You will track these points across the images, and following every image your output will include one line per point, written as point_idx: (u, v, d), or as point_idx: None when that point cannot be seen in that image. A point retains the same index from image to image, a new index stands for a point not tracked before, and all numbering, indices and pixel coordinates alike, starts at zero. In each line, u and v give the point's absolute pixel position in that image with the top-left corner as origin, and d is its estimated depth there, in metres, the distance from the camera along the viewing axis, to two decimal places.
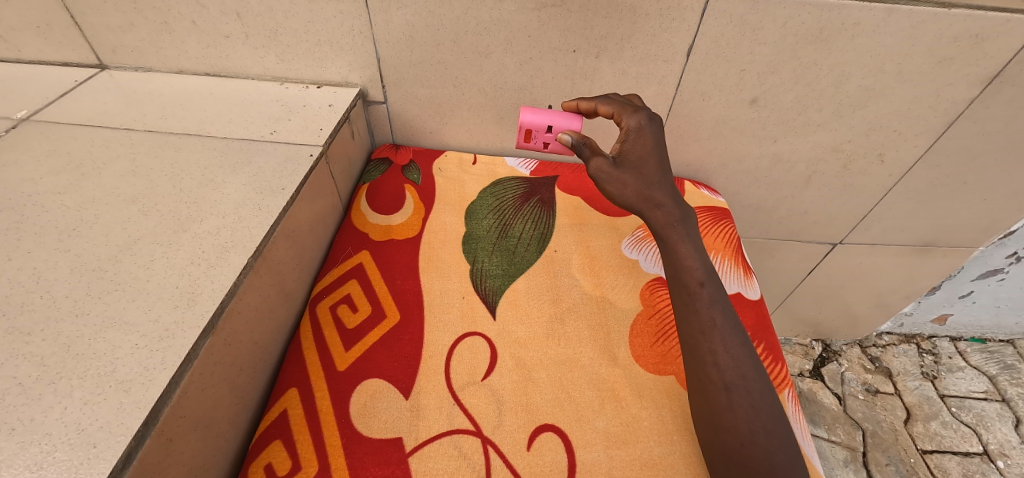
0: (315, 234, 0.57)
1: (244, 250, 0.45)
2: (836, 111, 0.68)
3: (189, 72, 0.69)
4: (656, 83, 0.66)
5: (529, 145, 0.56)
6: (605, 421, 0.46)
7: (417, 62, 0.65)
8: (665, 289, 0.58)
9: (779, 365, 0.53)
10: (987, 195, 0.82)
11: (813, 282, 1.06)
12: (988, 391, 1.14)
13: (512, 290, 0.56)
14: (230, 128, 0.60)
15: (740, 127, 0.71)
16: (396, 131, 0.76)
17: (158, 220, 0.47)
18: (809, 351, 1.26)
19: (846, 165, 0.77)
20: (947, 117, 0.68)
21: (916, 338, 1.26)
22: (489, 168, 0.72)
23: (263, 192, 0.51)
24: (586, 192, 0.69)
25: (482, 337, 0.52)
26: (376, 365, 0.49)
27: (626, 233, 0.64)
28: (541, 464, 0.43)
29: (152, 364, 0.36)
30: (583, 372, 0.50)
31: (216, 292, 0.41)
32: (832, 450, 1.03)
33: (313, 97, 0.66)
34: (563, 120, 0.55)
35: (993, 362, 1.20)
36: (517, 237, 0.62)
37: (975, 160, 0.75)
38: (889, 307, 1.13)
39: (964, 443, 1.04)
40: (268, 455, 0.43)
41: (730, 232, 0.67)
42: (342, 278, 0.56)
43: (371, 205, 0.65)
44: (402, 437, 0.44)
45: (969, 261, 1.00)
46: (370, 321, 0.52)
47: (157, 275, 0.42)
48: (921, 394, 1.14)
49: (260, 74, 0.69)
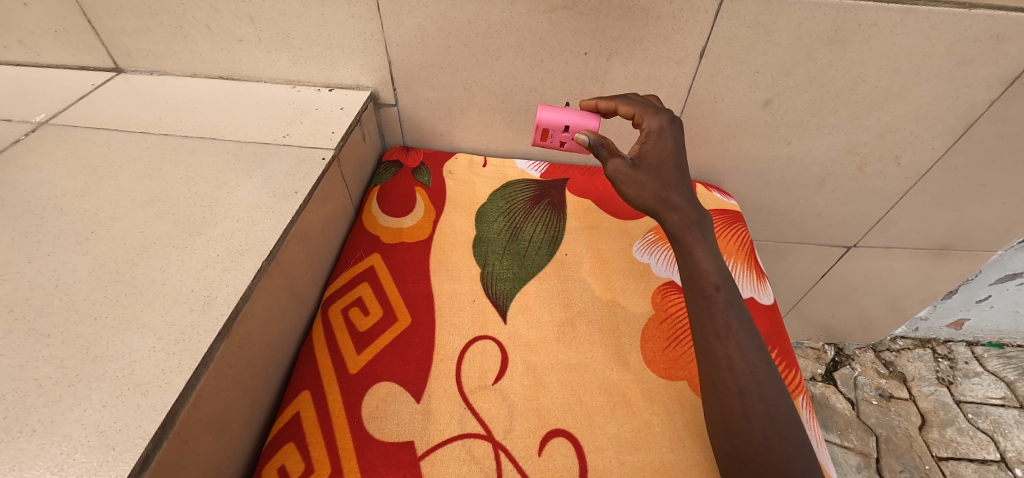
0: (326, 236, 0.58)
1: (258, 253, 0.45)
2: (851, 112, 0.67)
3: (203, 75, 0.70)
4: (668, 85, 0.65)
5: (545, 144, 0.56)
6: (616, 426, 0.46)
7: (428, 65, 0.65)
8: (677, 292, 0.57)
9: (793, 370, 0.52)
10: (1007, 199, 0.80)
11: (826, 285, 1.05)
12: (1007, 397, 1.12)
13: (523, 294, 0.56)
14: (244, 132, 0.60)
15: (753, 129, 0.70)
16: (407, 133, 0.76)
17: (173, 223, 0.48)
18: (821, 355, 1.24)
19: (861, 168, 0.76)
20: (966, 118, 0.67)
21: (931, 343, 1.24)
22: (499, 171, 0.72)
23: (276, 195, 0.51)
24: (596, 195, 0.69)
25: (493, 341, 0.52)
26: (387, 368, 0.49)
27: (637, 237, 0.64)
28: (552, 469, 0.43)
29: (168, 367, 0.37)
30: (594, 377, 0.49)
31: (231, 295, 0.42)
32: (844, 456, 1.02)
33: (324, 99, 0.67)
34: (580, 118, 0.54)
35: (1011, 367, 1.18)
36: (528, 240, 0.62)
37: (995, 162, 0.73)
38: (904, 311, 1.11)
39: (981, 450, 1.02)
40: (281, 457, 0.43)
41: (743, 234, 0.66)
42: (352, 281, 0.57)
43: (382, 208, 0.65)
44: (413, 440, 0.44)
45: (988, 265, 0.98)
46: (382, 324, 0.52)
47: (172, 278, 0.43)
48: (937, 399, 1.12)
49: (272, 77, 0.69)
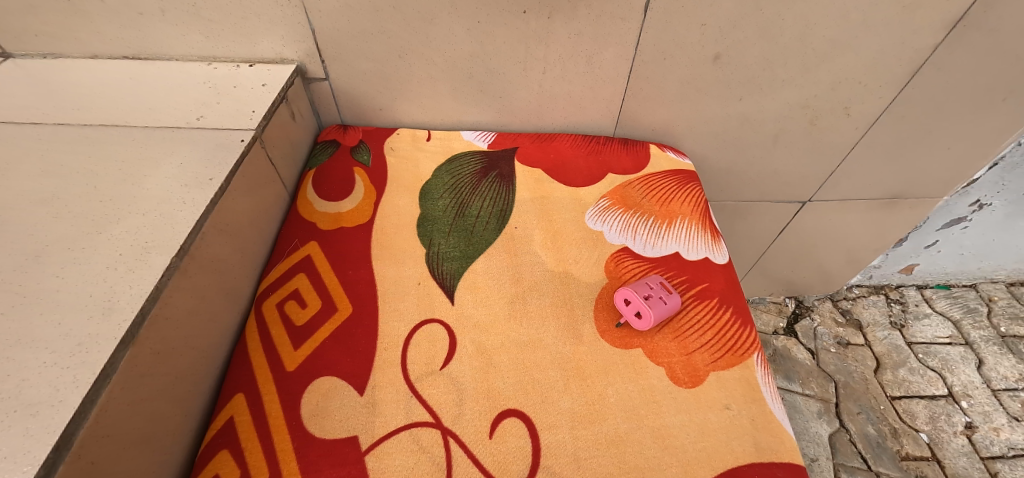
0: (257, 226, 0.53)
1: (168, 249, 0.41)
2: (801, 65, 0.66)
3: (107, 57, 0.62)
4: (615, 43, 0.62)
5: (637, 287, 0.51)
6: (569, 401, 0.45)
7: (357, 33, 0.60)
8: (631, 259, 0.56)
9: (747, 328, 0.51)
10: (952, 145, 0.81)
11: (785, 241, 1.06)
12: (953, 335, 1.19)
13: (471, 272, 0.54)
14: (152, 117, 0.54)
15: (705, 87, 0.68)
16: (343, 109, 0.70)
17: (70, 223, 0.43)
18: (783, 308, 1.27)
19: (813, 121, 0.75)
20: (913, 65, 0.66)
21: (885, 289, 1.29)
22: (444, 145, 0.68)
23: (189, 184, 0.46)
24: (547, 164, 0.66)
25: (440, 324, 0.49)
26: (328, 362, 0.46)
27: (590, 205, 0.62)
28: (505, 451, 0.41)
29: (63, 384, 0.32)
30: (547, 352, 0.48)
31: (136, 297, 0.37)
32: (806, 404, 1.08)
33: (244, 76, 0.61)
34: (658, 312, 0.49)
35: (957, 307, 1.25)
36: (475, 215, 0.59)
37: (941, 109, 0.74)
38: (860, 261, 1.15)
39: (930, 387, 1.10)
40: (215, 466, 0.40)
41: (697, 195, 0.65)
42: (288, 273, 0.53)
43: (319, 192, 0.61)
44: (358, 435, 0.42)
45: (935, 211, 1.02)
46: (321, 316, 0.49)
47: (68, 284, 0.38)
48: (890, 343, 1.18)
49: (184, 55, 0.62)
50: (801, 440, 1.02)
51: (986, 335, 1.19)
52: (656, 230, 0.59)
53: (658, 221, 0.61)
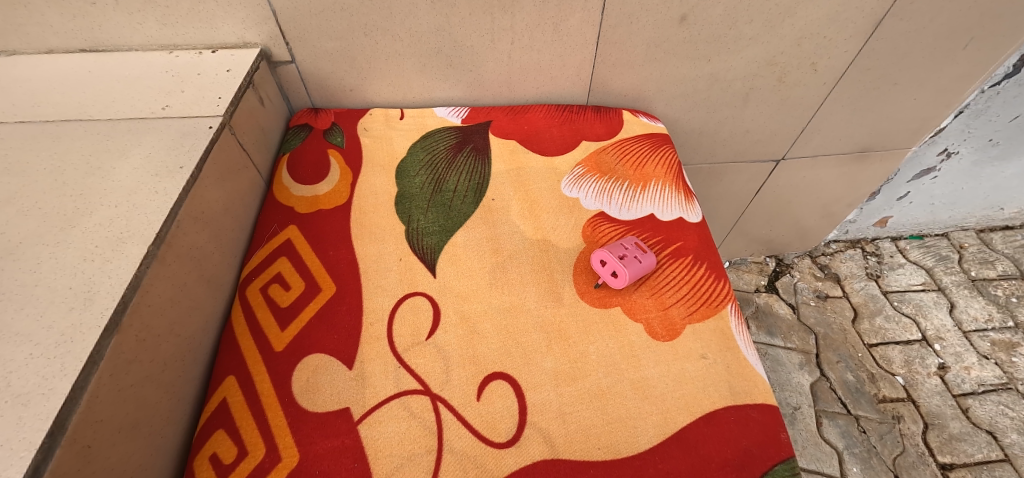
0: (233, 213, 0.53)
1: (143, 238, 0.41)
2: (766, 21, 0.66)
3: (60, 51, 0.60)
4: (581, 9, 0.61)
5: (615, 249, 0.52)
6: (552, 361, 0.46)
7: (318, 12, 0.59)
8: (608, 223, 0.57)
9: (721, 281, 0.53)
10: (917, 94, 0.83)
11: (762, 200, 1.08)
12: (926, 282, 1.24)
13: (451, 245, 0.55)
14: (116, 109, 0.53)
15: (673, 49, 0.68)
16: (313, 92, 0.69)
17: (40, 219, 0.42)
18: (764, 267, 1.30)
19: (781, 78, 0.76)
20: (875, 17, 0.67)
21: (861, 242, 1.33)
22: (417, 122, 0.68)
23: (159, 173, 0.46)
24: (521, 135, 0.67)
25: (424, 296, 0.50)
26: (315, 341, 0.47)
27: (565, 173, 0.62)
28: (493, 411, 0.43)
29: (50, 373, 0.33)
30: (528, 316, 0.49)
31: (115, 287, 0.38)
32: (788, 356, 1.12)
33: (208, 62, 0.60)
34: (634, 271, 0.51)
35: (929, 255, 1.30)
36: (452, 190, 0.60)
37: (905, 59, 0.75)
38: (835, 216, 1.18)
39: (905, 332, 1.15)
40: (212, 445, 0.41)
41: (670, 157, 0.66)
42: (270, 257, 0.53)
43: (294, 177, 0.61)
44: (349, 406, 0.43)
45: (905, 163, 1.05)
46: (305, 297, 0.50)
47: (46, 278, 0.38)
48: (867, 293, 1.23)
49: (143, 44, 0.61)
50: (784, 390, 1.07)
51: (957, 280, 1.24)
52: (631, 194, 0.61)
53: (633, 185, 0.62)
